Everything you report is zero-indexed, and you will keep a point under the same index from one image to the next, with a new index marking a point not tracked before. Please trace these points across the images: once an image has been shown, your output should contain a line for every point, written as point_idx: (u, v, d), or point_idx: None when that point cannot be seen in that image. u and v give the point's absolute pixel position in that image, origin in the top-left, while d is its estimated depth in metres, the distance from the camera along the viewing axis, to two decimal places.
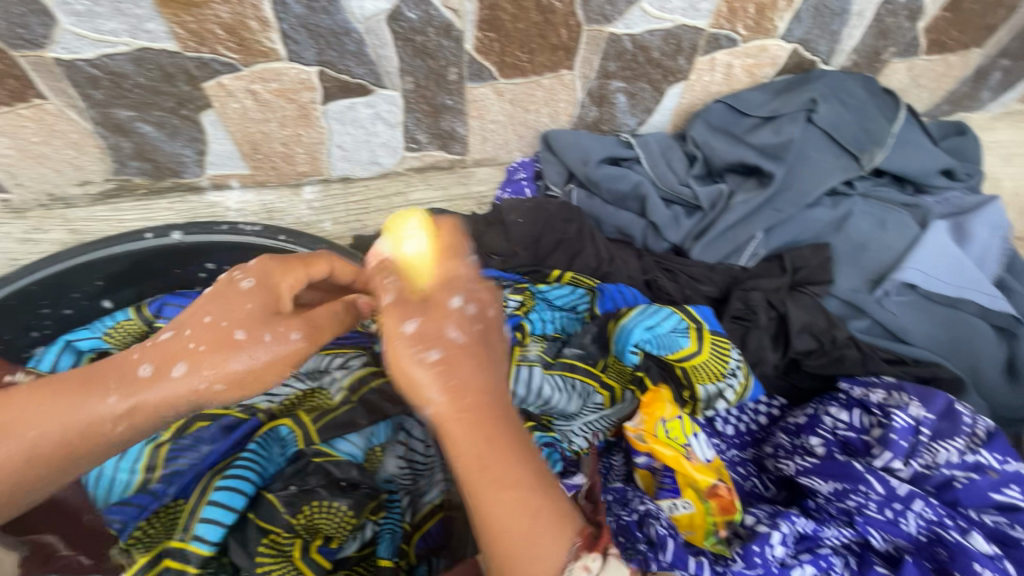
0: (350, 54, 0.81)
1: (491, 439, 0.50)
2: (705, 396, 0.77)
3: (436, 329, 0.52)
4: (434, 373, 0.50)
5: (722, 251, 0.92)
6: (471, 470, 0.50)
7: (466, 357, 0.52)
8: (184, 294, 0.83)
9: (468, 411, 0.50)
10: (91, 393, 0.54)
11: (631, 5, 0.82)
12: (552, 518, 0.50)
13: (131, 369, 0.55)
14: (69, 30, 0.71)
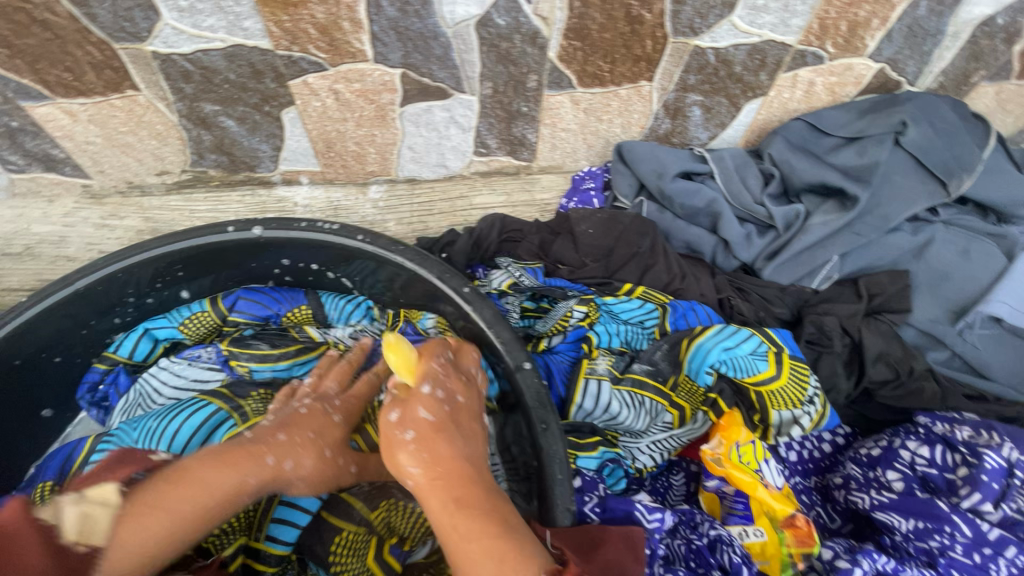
0: (435, 57, 0.81)
1: (461, 500, 0.55)
2: (780, 422, 0.75)
3: (412, 410, 0.61)
4: (414, 447, 0.59)
5: (796, 272, 0.90)
6: (446, 532, 0.54)
7: (437, 430, 0.60)
8: (260, 290, 0.86)
9: (441, 476, 0.57)
10: (252, 468, 0.59)
11: (721, 18, 0.80)
12: (514, 564, 0.50)
13: (261, 453, 0.61)
14: (170, 24, 0.73)
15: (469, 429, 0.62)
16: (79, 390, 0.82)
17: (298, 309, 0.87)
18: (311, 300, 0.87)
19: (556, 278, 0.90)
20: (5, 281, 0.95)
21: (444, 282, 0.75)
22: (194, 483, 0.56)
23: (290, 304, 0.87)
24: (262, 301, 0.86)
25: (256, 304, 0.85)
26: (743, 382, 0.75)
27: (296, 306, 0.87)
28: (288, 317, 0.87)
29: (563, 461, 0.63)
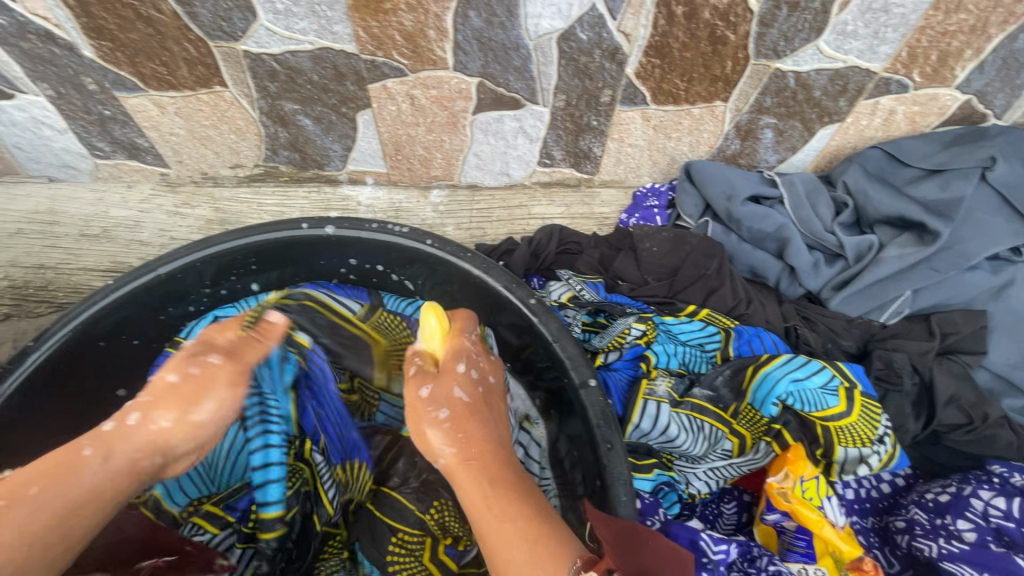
0: (513, 68, 0.81)
1: (494, 481, 0.57)
2: (846, 459, 0.73)
3: (448, 386, 0.65)
4: (449, 422, 0.62)
5: (864, 305, 0.88)
6: (479, 510, 0.55)
7: (472, 409, 0.63)
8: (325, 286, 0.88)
9: (476, 456, 0.59)
10: (46, 467, 0.54)
11: (807, 42, 0.78)
12: (548, 545, 0.50)
13: (70, 459, 0.55)
14: (264, 26, 0.75)
15: (496, 411, 0.65)
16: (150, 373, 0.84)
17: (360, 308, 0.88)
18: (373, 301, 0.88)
19: (617, 294, 0.89)
20: (82, 260, 1.00)
21: (510, 292, 0.75)
22: (23, 502, 0.51)
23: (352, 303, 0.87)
24: None
25: None
26: (810, 416, 0.73)
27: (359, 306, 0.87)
28: None
29: (627, 482, 0.62)
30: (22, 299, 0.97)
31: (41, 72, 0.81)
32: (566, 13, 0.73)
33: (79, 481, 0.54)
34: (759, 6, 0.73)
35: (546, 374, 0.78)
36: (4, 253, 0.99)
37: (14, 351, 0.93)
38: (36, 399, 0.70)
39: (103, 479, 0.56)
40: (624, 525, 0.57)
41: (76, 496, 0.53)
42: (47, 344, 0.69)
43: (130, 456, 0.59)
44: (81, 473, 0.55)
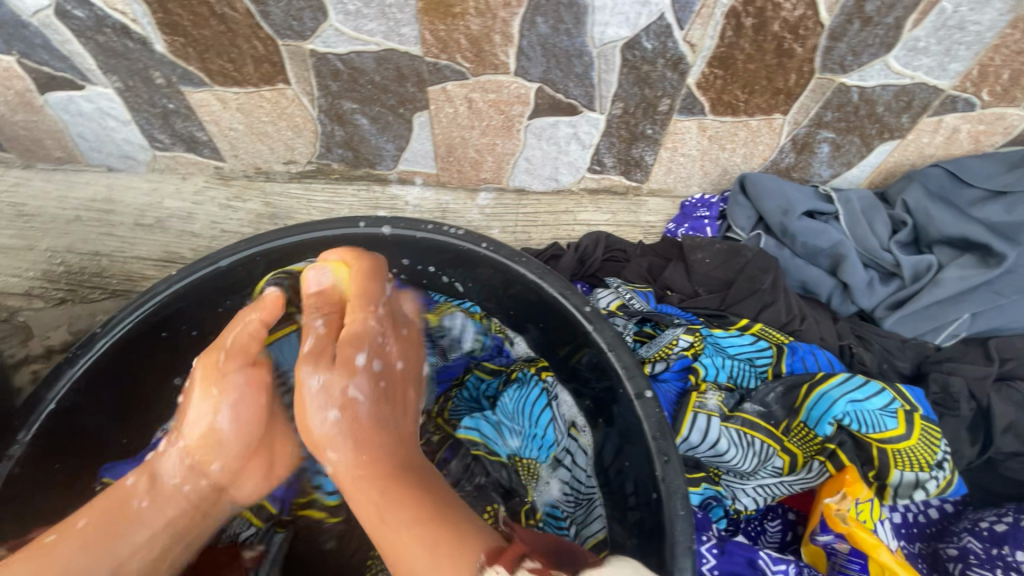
0: (574, 75, 0.81)
1: (386, 490, 0.61)
2: (901, 483, 0.71)
3: (334, 382, 0.68)
4: (335, 424, 0.66)
5: (920, 326, 0.86)
6: (370, 519, 0.60)
7: (361, 407, 0.68)
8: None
9: (364, 466, 0.64)
10: (108, 510, 0.63)
11: (875, 57, 0.77)
12: (448, 548, 0.53)
13: (124, 503, 0.64)
14: (333, 26, 0.76)
15: (394, 402, 0.70)
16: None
17: None
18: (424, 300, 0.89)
19: (666, 304, 0.89)
20: (136, 249, 1.02)
21: (565, 299, 0.75)
22: (73, 539, 0.59)
23: None
24: None
25: None
26: (867, 438, 0.72)
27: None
28: None
29: (685, 496, 0.61)
30: (78, 285, 0.99)
31: (113, 65, 0.84)
32: (634, 21, 0.73)
33: (131, 518, 0.63)
34: (830, 20, 0.71)
35: (592, 382, 0.77)
36: (62, 239, 1.01)
37: (69, 336, 0.95)
38: (101, 384, 0.72)
39: (155, 514, 0.65)
40: (552, 541, 0.59)
41: (127, 536, 0.62)
42: (114, 332, 0.71)
43: (172, 483, 0.67)
44: (132, 516, 0.63)
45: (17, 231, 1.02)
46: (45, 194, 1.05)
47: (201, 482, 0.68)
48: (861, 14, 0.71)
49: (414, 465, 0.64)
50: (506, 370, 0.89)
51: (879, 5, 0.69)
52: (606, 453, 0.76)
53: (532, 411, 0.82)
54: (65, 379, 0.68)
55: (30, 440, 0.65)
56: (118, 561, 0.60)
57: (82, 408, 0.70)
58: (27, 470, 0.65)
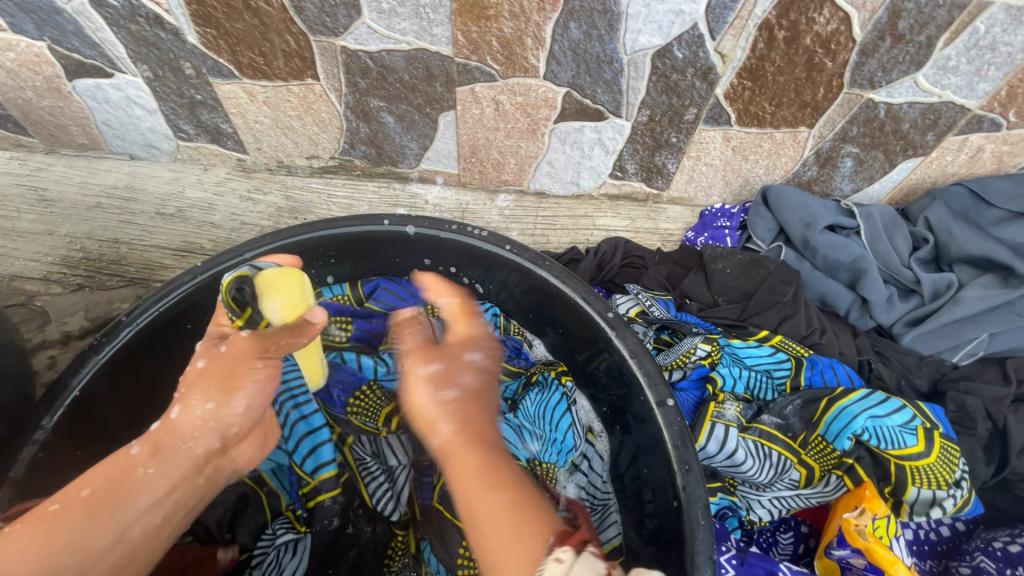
0: (603, 81, 0.81)
1: (485, 463, 0.67)
2: (917, 500, 0.71)
3: (452, 374, 0.77)
4: (445, 403, 0.74)
5: (938, 344, 0.87)
6: (473, 489, 0.65)
7: (475, 394, 0.76)
8: (395, 282, 0.90)
9: (472, 440, 0.71)
10: (111, 476, 0.62)
11: (905, 74, 0.77)
12: (526, 525, 0.59)
13: (128, 471, 0.62)
14: (366, 24, 0.76)
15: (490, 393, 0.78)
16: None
17: None
18: None
19: (686, 313, 0.90)
20: (155, 238, 1.01)
21: (587, 304, 0.74)
22: (79, 505, 0.59)
23: None
24: (400, 294, 0.89)
25: (393, 296, 0.89)
26: (885, 454, 0.72)
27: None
28: None
29: (705, 506, 0.61)
30: (96, 271, 0.98)
31: (143, 54, 0.84)
32: (667, 30, 0.73)
33: (134, 482, 0.62)
34: (863, 36, 0.71)
35: (612, 387, 0.77)
36: (82, 225, 1.01)
37: (86, 322, 0.94)
38: (122, 372, 0.73)
39: (161, 480, 0.64)
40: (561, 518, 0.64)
41: (132, 504, 0.61)
42: (138, 321, 0.72)
43: (185, 448, 0.67)
44: (135, 481, 0.62)
45: (37, 216, 1.02)
46: (68, 180, 1.05)
47: (211, 445, 0.69)
48: (894, 31, 0.71)
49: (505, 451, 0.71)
50: (526, 373, 0.89)
51: (912, 23, 0.69)
52: (623, 458, 0.77)
53: (553, 416, 0.83)
54: (89, 367, 0.69)
55: (54, 426, 0.66)
56: (120, 527, 0.60)
57: (105, 396, 0.71)
58: (51, 456, 0.66)
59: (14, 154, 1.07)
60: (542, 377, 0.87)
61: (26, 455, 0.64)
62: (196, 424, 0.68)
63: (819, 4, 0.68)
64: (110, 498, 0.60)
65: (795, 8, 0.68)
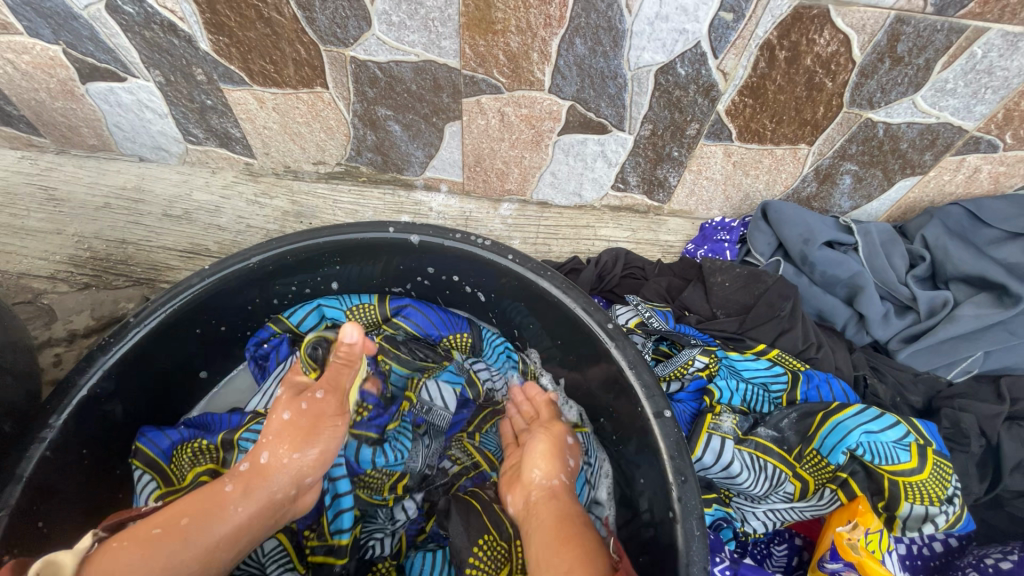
0: (607, 95, 0.82)
1: (568, 521, 0.67)
2: (910, 515, 0.72)
3: (568, 450, 0.79)
4: (541, 459, 0.76)
5: (934, 361, 0.88)
6: (547, 536, 0.65)
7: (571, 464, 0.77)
8: (430, 307, 0.93)
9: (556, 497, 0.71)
10: (205, 507, 0.63)
11: (904, 95, 0.78)
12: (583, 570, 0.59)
13: (219, 504, 0.63)
14: (376, 35, 0.77)
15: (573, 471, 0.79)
16: (246, 347, 0.91)
17: (459, 336, 0.92)
18: (472, 332, 0.93)
19: (685, 324, 0.91)
20: (162, 239, 1.03)
21: (588, 315, 0.75)
22: (174, 531, 0.60)
23: (452, 329, 0.92)
24: (429, 319, 0.92)
25: (423, 319, 0.92)
26: (878, 469, 0.73)
27: (458, 332, 0.92)
28: (448, 339, 0.92)
29: (700, 517, 0.62)
30: (103, 271, 0.99)
31: (157, 60, 0.86)
32: (670, 48, 0.74)
33: (224, 517, 0.63)
34: (862, 58, 0.73)
35: (609, 394, 0.78)
36: (90, 225, 1.03)
37: (91, 321, 0.95)
38: (129, 372, 0.74)
39: (245, 517, 0.64)
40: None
41: (220, 536, 0.62)
42: (146, 322, 0.73)
43: (269, 491, 0.67)
44: (224, 515, 0.63)
45: (47, 215, 1.03)
46: (77, 180, 1.07)
47: (291, 490, 0.69)
48: (893, 53, 0.72)
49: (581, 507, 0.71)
50: None
51: (910, 46, 0.71)
52: (619, 467, 0.79)
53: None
54: (97, 367, 0.70)
55: (62, 425, 0.67)
56: (206, 557, 0.60)
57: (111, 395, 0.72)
58: (58, 454, 0.67)
59: (25, 153, 1.09)
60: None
61: (34, 453, 0.64)
62: (286, 469, 0.69)
63: (820, 26, 0.69)
64: (202, 526, 0.61)
65: (797, 29, 0.70)
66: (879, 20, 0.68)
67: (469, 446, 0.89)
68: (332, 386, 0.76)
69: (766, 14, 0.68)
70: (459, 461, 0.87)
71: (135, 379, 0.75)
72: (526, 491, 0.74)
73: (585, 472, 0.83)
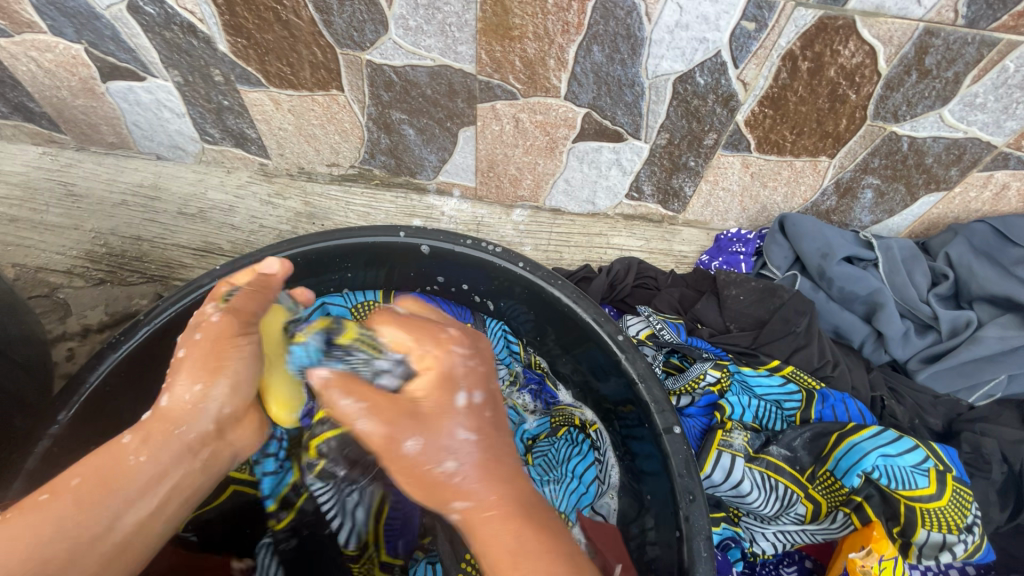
0: (623, 103, 0.81)
1: (536, 533, 0.48)
2: (927, 542, 0.69)
3: (436, 448, 0.50)
4: (407, 475, 0.50)
5: (955, 383, 0.86)
6: (520, 558, 0.46)
7: (487, 458, 0.51)
8: (431, 299, 0.92)
9: (495, 508, 0.48)
10: (102, 464, 0.53)
11: (930, 109, 0.76)
12: None
13: (117, 458, 0.53)
14: (392, 39, 0.77)
15: (497, 428, 0.53)
16: None
17: (462, 327, 0.92)
18: (476, 321, 0.92)
19: (696, 338, 0.90)
20: (176, 237, 1.03)
21: (598, 326, 0.74)
22: (63, 492, 0.50)
23: (455, 320, 0.92)
24: None
25: None
26: (895, 494, 0.70)
27: (461, 323, 0.92)
28: None
29: (708, 538, 0.60)
30: (118, 267, 1.00)
31: (176, 60, 0.86)
32: (690, 57, 0.73)
33: (126, 467, 0.53)
34: (888, 70, 0.71)
35: (619, 405, 0.76)
36: (107, 221, 1.04)
37: (105, 316, 0.96)
38: (136, 371, 0.74)
39: (155, 464, 0.54)
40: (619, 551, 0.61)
41: (121, 490, 0.52)
42: (155, 320, 0.73)
43: (176, 433, 0.56)
44: (130, 467, 0.53)
45: (65, 210, 1.05)
46: (96, 177, 1.08)
47: (207, 426, 0.58)
48: (920, 66, 0.70)
49: (540, 498, 0.52)
50: (548, 416, 0.88)
51: (939, 59, 0.69)
52: (627, 482, 0.77)
53: (576, 466, 0.83)
54: (107, 363, 0.70)
55: (68, 421, 0.67)
56: (113, 512, 0.50)
57: (118, 392, 0.73)
58: (64, 450, 0.68)
59: (46, 149, 1.10)
60: (569, 429, 0.86)
61: (40, 448, 0.65)
62: (189, 406, 0.57)
63: (844, 37, 0.67)
64: (101, 485, 0.51)
65: (821, 40, 0.68)
66: (906, 32, 0.66)
67: None
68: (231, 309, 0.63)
69: (789, 24, 0.67)
70: None
71: (143, 376, 0.76)
72: (483, 491, 0.49)
73: (595, 471, 0.82)
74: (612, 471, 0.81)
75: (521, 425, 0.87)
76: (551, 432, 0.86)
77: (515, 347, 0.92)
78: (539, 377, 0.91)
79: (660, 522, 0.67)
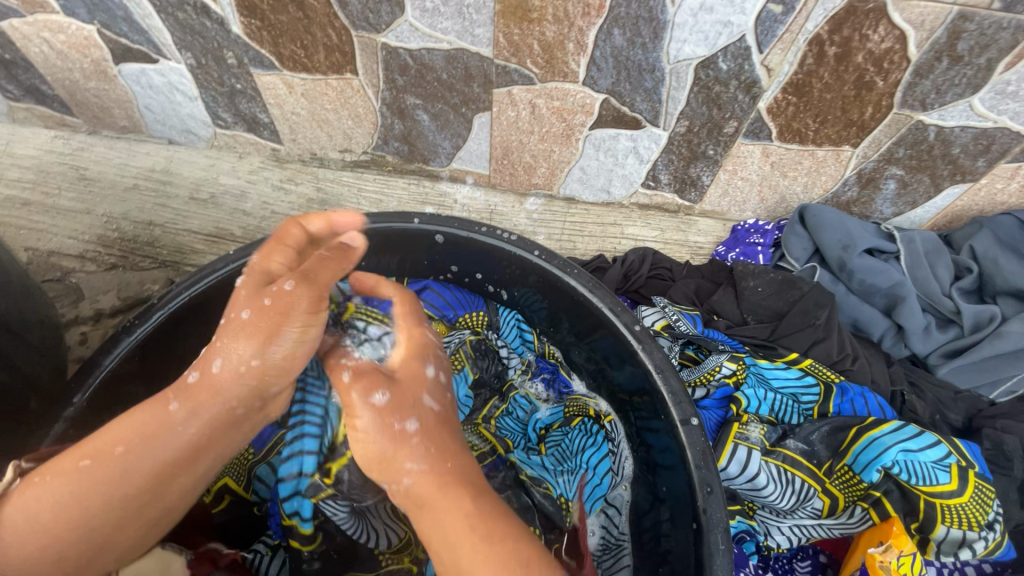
0: (642, 89, 0.79)
1: (476, 498, 0.58)
2: (946, 539, 0.68)
3: (399, 410, 0.62)
4: (373, 437, 0.61)
5: (976, 379, 0.85)
6: (458, 530, 0.55)
7: (437, 420, 0.64)
8: (445, 287, 0.92)
9: (446, 477, 0.59)
10: (144, 428, 0.57)
11: (960, 98, 0.74)
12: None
13: (161, 426, 0.56)
14: (408, 21, 0.76)
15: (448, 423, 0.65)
16: None
17: (475, 314, 0.91)
18: (489, 310, 0.91)
19: (713, 329, 0.89)
20: (188, 222, 1.02)
21: (615, 316, 0.73)
22: (111, 459, 0.55)
23: (468, 308, 0.91)
24: (444, 299, 0.91)
25: (438, 300, 0.91)
26: (915, 489, 0.69)
27: (474, 311, 0.91)
28: (466, 318, 0.91)
29: (726, 530, 0.60)
30: (130, 252, 1.00)
31: (188, 42, 0.85)
32: (713, 41, 0.71)
33: (171, 439, 0.57)
34: (918, 56, 0.68)
35: (635, 396, 0.75)
36: (119, 206, 1.03)
37: (117, 301, 0.96)
38: (151, 355, 0.74)
39: (196, 441, 0.58)
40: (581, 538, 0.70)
41: (169, 466, 0.57)
42: (169, 305, 0.73)
43: (221, 405, 0.59)
44: (171, 431, 0.57)
45: (77, 194, 1.04)
46: (108, 161, 1.08)
47: (252, 403, 0.61)
48: (952, 52, 0.68)
49: (472, 483, 0.60)
50: (562, 406, 0.87)
51: (971, 45, 0.66)
52: (642, 475, 0.76)
53: (590, 457, 0.82)
54: (121, 347, 0.70)
55: (83, 403, 0.67)
56: (161, 488, 0.57)
57: (133, 376, 0.72)
58: (80, 433, 0.68)
59: (58, 133, 1.10)
60: (583, 419, 0.85)
61: (56, 430, 0.65)
62: (234, 381, 0.59)
63: (874, 21, 0.65)
64: (146, 459, 0.56)
65: (850, 23, 0.66)
66: (940, 15, 0.63)
67: (488, 434, 0.84)
68: (258, 269, 0.63)
69: (817, 7, 0.65)
70: (478, 448, 0.81)
71: (157, 361, 0.76)
72: (419, 468, 0.60)
73: (609, 462, 0.81)
74: (625, 463, 0.80)
75: (533, 414, 0.87)
76: (565, 422, 0.86)
77: (528, 336, 0.91)
78: (552, 367, 0.90)
79: (675, 515, 0.67)
